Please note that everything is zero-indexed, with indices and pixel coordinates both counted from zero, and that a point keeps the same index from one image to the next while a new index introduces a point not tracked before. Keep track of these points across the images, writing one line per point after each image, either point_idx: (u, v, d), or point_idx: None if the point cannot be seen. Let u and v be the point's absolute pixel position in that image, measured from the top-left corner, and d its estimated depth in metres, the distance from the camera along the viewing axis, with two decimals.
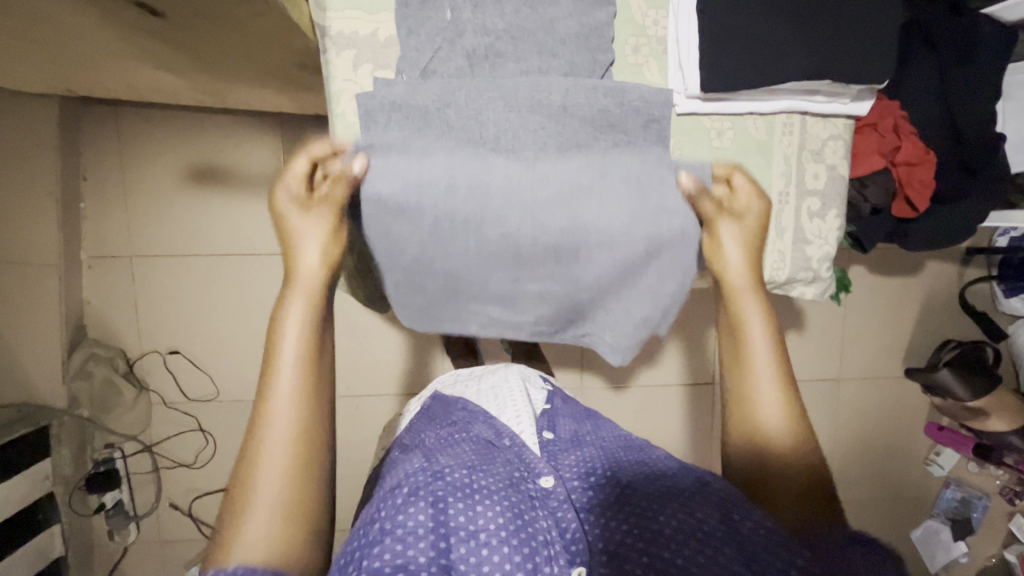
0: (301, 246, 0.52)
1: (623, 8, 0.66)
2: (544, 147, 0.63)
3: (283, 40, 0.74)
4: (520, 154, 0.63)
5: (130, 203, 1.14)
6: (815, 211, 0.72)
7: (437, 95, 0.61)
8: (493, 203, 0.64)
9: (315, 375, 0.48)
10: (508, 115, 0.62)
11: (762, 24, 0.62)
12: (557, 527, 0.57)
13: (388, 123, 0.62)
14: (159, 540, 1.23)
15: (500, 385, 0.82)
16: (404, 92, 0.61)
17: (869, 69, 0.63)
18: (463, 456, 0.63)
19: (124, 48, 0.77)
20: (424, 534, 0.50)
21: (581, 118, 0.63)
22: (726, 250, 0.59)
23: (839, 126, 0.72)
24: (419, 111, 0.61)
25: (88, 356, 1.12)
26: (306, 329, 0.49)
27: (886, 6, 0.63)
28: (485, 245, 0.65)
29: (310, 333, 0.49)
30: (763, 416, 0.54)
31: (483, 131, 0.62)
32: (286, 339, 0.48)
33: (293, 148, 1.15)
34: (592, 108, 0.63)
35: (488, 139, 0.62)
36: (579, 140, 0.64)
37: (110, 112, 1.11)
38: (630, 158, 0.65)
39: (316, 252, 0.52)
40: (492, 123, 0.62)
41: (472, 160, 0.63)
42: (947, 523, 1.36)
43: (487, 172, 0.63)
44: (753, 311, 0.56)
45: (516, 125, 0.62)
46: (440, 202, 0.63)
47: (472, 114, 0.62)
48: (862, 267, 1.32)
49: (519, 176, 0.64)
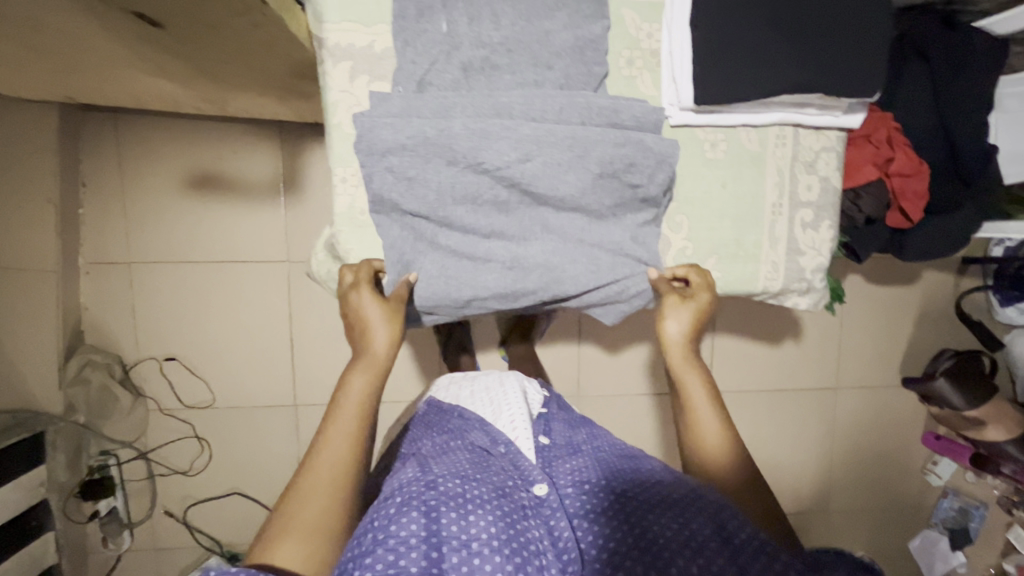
0: (373, 330, 0.62)
1: (618, 21, 0.66)
2: (529, 159, 0.62)
3: (281, 50, 0.75)
4: (499, 166, 0.62)
5: (129, 210, 1.14)
6: (808, 222, 0.73)
7: (433, 109, 0.62)
8: (471, 212, 0.64)
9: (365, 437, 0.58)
10: (509, 133, 0.62)
11: (755, 38, 0.62)
12: (550, 535, 0.57)
13: (387, 162, 0.62)
14: (153, 547, 1.23)
15: (495, 390, 0.82)
16: (400, 106, 0.62)
17: (859, 82, 0.63)
18: (456, 464, 0.63)
19: (123, 57, 0.78)
20: (416, 543, 0.50)
21: (578, 132, 0.63)
22: (674, 337, 0.67)
23: (832, 139, 0.72)
24: (420, 147, 0.61)
25: (85, 363, 1.12)
26: (365, 398, 0.59)
27: (877, 20, 0.64)
28: (496, 251, 0.66)
29: (368, 403, 0.59)
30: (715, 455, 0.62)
31: (461, 144, 0.61)
32: (348, 404, 0.58)
33: (291, 156, 1.15)
34: (586, 122, 0.64)
35: (467, 151, 0.61)
36: (580, 154, 0.63)
37: (110, 119, 1.11)
38: (618, 170, 0.64)
39: (382, 335, 0.62)
40: (492, 143, 0.61)
41: (456, 171, 0.62)
42: (946, 533, 1.37)
43: (469, 182, 0.63)
44: (698, 391, 0.65)
45: (499, 135, 0.61)
46: (423, 210, 0.63)
47: (471, 136, 0.61)
48: (858, 277, 1.33)
49: (505, 187, 0.64)
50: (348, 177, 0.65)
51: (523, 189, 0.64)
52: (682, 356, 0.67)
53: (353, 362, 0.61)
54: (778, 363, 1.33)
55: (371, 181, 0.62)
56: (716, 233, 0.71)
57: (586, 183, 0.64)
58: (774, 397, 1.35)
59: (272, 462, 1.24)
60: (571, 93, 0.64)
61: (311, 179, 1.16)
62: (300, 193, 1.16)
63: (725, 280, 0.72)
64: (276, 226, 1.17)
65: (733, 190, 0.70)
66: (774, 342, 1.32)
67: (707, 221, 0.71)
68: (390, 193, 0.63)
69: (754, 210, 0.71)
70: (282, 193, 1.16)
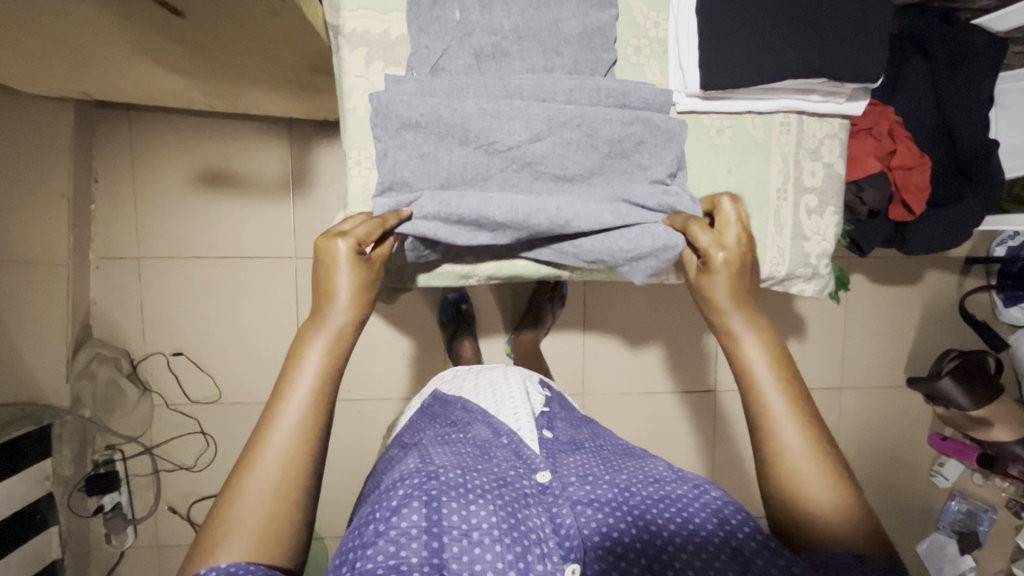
0: (334, 293, 0.55)
1: (626, 11, 0.68)
2: (539, 136, 0.63)
3: (297, 42, 0.77)
4: (509, 145, 0.63)
5: (140, 207, 1.16)
6: (813, 208, 0.74)
7: (446, 92, 0.63)
8: (480, 182, 0.65)
9: (319, 418, 0.50)
10: (521, 112, 0.63)
11: (759, 25, 0.64)
12: (551, 522, 0.57)
13: (401, 142, 0.63)
14: (155, 545, 1.22)
15: (498, 383, 0.82)
16: (414, 88, 0.63)
17: (863, 67, 0.65)
18: (458, 455, 0.64)
19: (141, 49, 0.79)
20: (416, 534, 0.51)
21: (587, 112, 0.64)
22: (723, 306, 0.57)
23: (835, 126, 0.73)
24: (435, 128, 0.62)
25: (93, 356, 1.13)
26: (324, 372, 0.52)
27: (878, 9, 0.65)
28: (509, 205, 0.63)
29: (326, 379, 0.52)
30: (788, 452, 0.50)
31: (472, 122, 0.62)
32: (302, 381, 0.51)
33: (301, 152, 1.17)
34: (593, 103, 0.65)
35: (478, 128, 0.62)
36: (590, 133, 0.64)
37: (124, 117, 1.14)
38: (627, 145, 0.66)
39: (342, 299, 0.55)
40: (503, 123, 0.63)
41: (466, 150, 0.63)
42: (954, 536, 1.35)
43: (479, 161, 0.64)
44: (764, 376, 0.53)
45: (509, 113, 0.62)
46: (430, 184, 0.64)
47: (483, 116, 0.62)
48: (861, 275, 1.33)
49: (512, 163, 0.64)
50: (362, 160, 0.67)
51: (533, 166, 0.65)
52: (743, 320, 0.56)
53: (309, 330, 0.54)
54: None
55: (386, 166, 0.63)
56: None
57: (594, 162, 0.65)
58: None
59: None
60: (580, 77, 0.65)
61: (320, 176, 1.18)
62: (309, 190, 1.18)
63: None
64: (284, 221, 1.18)
65: (738, 175, 0.71)
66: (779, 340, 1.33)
67: None
68: (402, 172, 0.63)
69: (758, 196, 0.72)
70: (292, 189, 1.18)
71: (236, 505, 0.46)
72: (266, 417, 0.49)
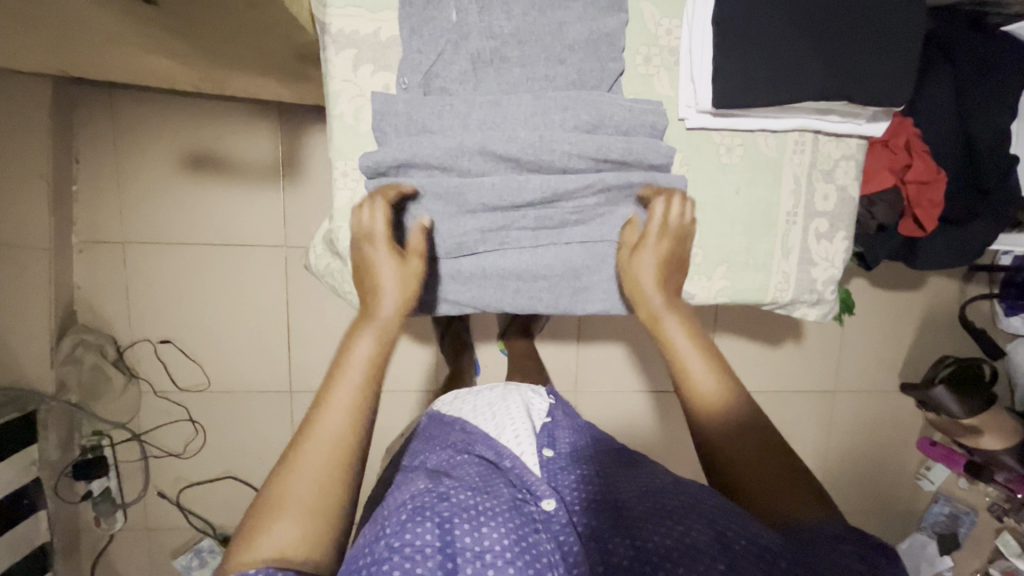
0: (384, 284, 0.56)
1: (637, 15, 0.65)
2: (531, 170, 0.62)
3: (281, 30, 0.73)
4: (489, 174, 0.62)
5: (125, 190, 1.12)
6: (823, 232, 0.71)
7: (437, 115, 0.62)
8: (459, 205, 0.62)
9: (367, 415, 0.50)
10: (503, 175, 0.62)
11: (775, 39, 0.60)
12: (560, 550, 0.54)
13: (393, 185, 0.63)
14: (145, 528, 1.23)
15: (498, 404, 0.79)
16: (404, 110, 0.62)
17: (886, 88, 0.61)
18: (465, 477, 0.62)
19: (116, 32, 0.74)
20: (430, 553, 0.49)
21: (584, 148, 0.61)
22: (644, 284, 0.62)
23: (852, 147, 0.70)
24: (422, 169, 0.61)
25: (78, 342, 1.10)
26: (370, 362, 0.52)
27: (906, 25, 0.61)
28: (523, 262, 0.66)
29: (376, 363, 0.52)
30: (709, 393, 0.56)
31: (461, 145, 0.60)
32: (357, 360, 0.51)
33: (292, 136, 1.13)
34: (592, 170, 0.63)
35: (466, 154, 0.61)
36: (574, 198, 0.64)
37: (105, 95, 1.08)
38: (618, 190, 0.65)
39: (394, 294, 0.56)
40: (497, 171, 0.62)
41: (453, 177, 0.62)
42: (935, 537, 1.37)
43: (460, 185, 0.62)
44: (679, 336, 0.59)
45: (497, 139, 0.60)
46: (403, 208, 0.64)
47: (475, 165, 0.61)
48: (862, 281, 1.32)
49: (499, 193, 0.62)
50: (349, 172, 0.65)
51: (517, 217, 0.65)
52: (663, 301, 0.61)
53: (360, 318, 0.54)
54: (778, 364, 1.33)
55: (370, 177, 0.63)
56: (726, 243, 0.69)
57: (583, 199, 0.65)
58: (771, 398, 1.35)
59: (267, 449, 1.23)
60: (592, 136, 0.62)
61: (310, 162, 1.13)
62: (300, 178, 1.14)
63: (734, 290, 0.70)
64: (274, 209, 1.14)
65: (747, 197, 0.69)
66: (774, 343, 1.32)
67: (719, 228, 0.69)
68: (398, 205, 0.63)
69: (767, 219, 0.69)
70: (281, 174, 1.13)
71: (270, 514, 0.44)
72: (320, 396, 0.50)
